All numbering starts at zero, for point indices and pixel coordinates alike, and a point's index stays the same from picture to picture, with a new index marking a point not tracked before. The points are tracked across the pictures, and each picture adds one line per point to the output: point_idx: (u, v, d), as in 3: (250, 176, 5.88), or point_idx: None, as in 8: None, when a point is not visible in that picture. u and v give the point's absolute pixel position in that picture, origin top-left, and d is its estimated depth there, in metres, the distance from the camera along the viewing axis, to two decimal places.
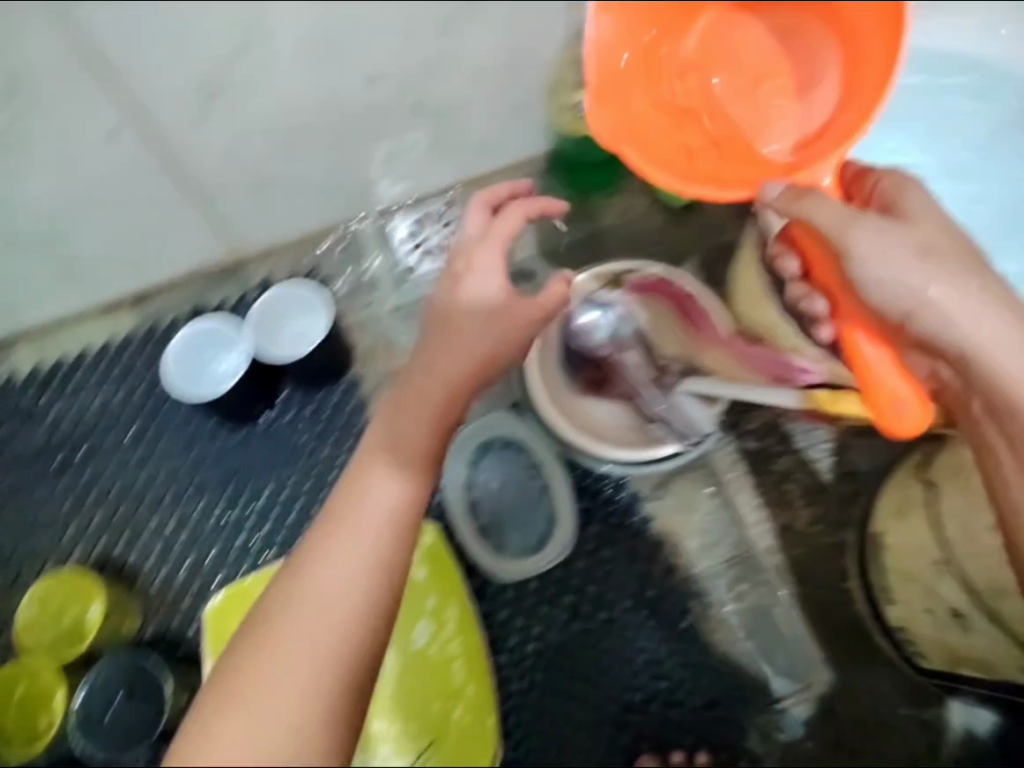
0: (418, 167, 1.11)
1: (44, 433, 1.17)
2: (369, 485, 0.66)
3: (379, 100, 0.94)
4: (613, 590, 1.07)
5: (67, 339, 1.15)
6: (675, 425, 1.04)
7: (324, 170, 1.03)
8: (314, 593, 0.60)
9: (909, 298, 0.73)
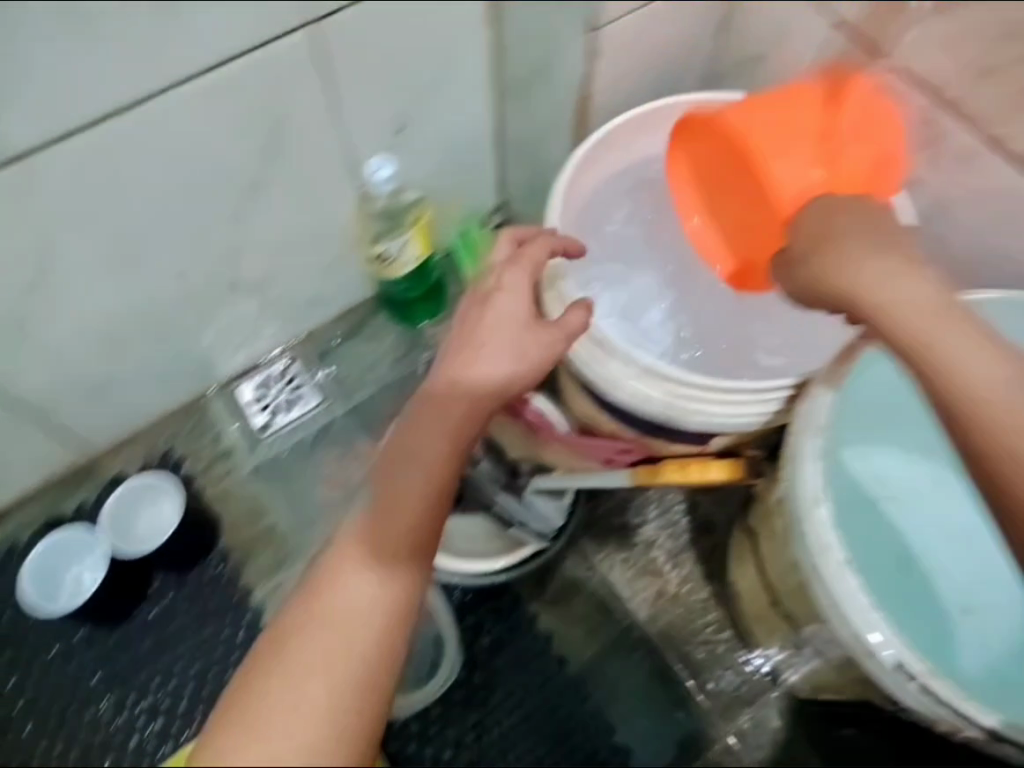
0: (241, 339, 1.25)
1: None
2: (389, 501, 0.62)
3: (177, 298, 1.10)
4: (508, 696, 1.10)
5: None
6: (532, 524, 1.09)
7: (145, 369, 1.18)
8: (328, 606, 0.56)
9: (891, 302, 0.61)
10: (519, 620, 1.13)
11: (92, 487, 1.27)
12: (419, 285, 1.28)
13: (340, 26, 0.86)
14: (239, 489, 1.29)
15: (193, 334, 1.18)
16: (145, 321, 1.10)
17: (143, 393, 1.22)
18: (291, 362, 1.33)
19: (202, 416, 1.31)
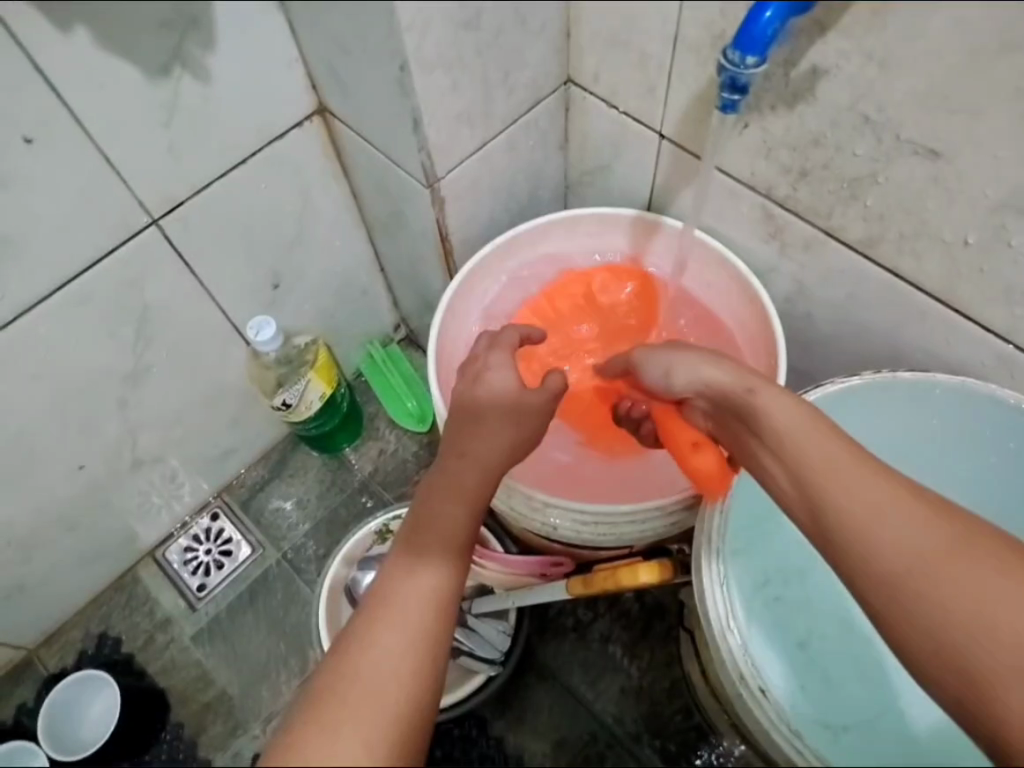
0: (157, 505, 1.24)
1: None
2: (416, 557, 0.62)
3: (81, 488, 1.09)
4: None
5: None
6: (480, 652, 1.05)
7: (64, 558, 1.16)
8: (365, 660, 0.55)
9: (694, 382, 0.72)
10: (487, 742, 1.11)
11: (29, 687, 1.22)
12: (329, 419, 1.27)
13: (185, 218, 0.90)
14: (183, 659, 1.25)
15: (106, 518, 1.17)
16: (54, 520, 1.09)
17: (64, 583, 1.19)
18: (217, 516, 1.32)
19: (132, 591, 1.28)
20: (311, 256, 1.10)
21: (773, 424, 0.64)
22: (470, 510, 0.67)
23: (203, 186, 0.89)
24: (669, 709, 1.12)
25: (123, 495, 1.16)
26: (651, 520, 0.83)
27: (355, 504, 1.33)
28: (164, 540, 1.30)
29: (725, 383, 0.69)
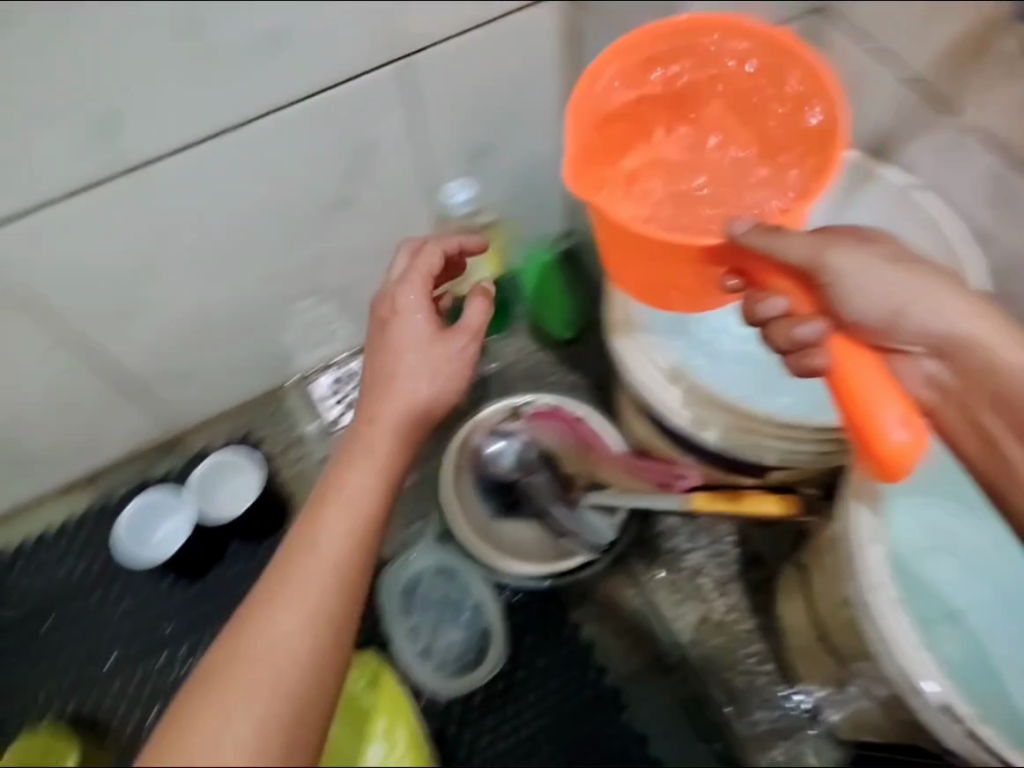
0: (320, 336, 1.34)
1: (17, 607, 1.29)
2: (307, 576, 0.66)
3: (268, 292, 1.19)
4: (540, 694, 1.14)
5: (32, 521, 1.31)
6: (583, 536, 1.12)
7: (235, 356, 1.28)
8: (233, 681, 0.60)
9: (886, 301, 0.70)
10: (563, 628, 1.17)
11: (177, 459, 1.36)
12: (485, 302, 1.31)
13: (431, 60, 0.97)
14: (304, 480, 1.36)
15: (271, 332, 1.27)
16: (233, 317, 1.20)
17: (227, 379, 1.31)
18: (360, 364, 1.40)
19: (273, 408, 1.39)
20: (513, 137, 1.14)
21: (986, 463, 0.77)
22: (358, 528, 0.70)
23: (454, 36, 0.96)
24: (744, 649, 1.13)
25: (292, 315, 1.26)
26: (804, 442, 0.91)
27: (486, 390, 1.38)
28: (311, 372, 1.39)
29: (976, 340, 0.71)
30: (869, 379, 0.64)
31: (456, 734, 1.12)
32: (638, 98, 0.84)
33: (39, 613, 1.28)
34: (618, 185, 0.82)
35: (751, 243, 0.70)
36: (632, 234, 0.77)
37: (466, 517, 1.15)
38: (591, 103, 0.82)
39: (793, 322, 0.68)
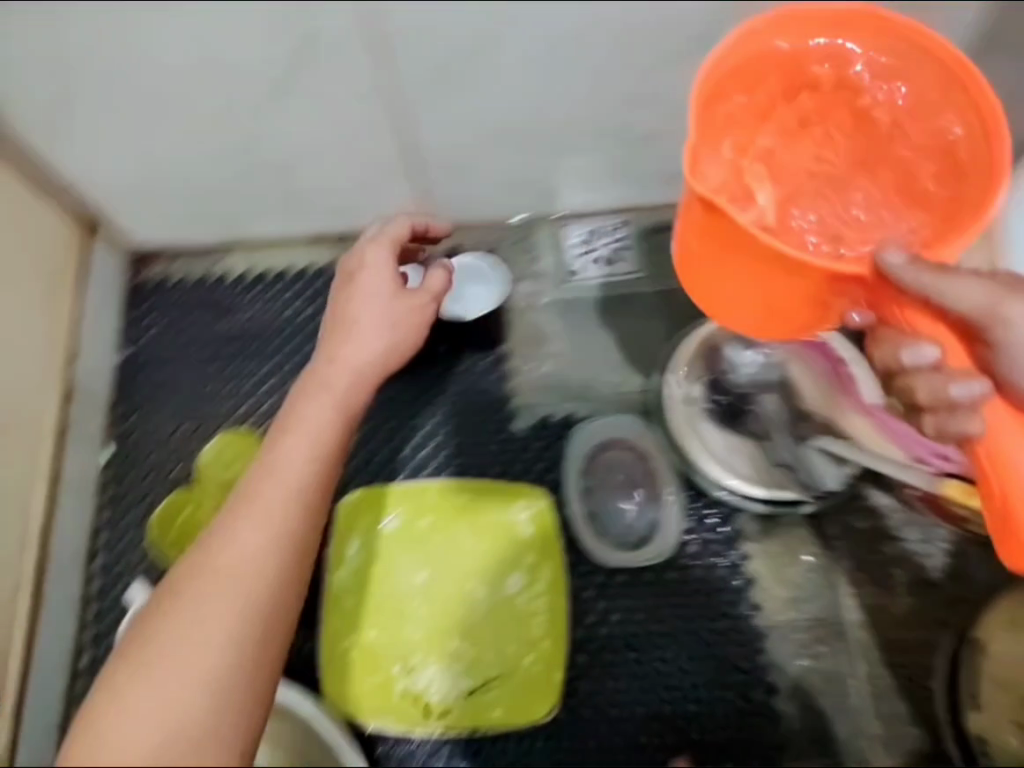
0: (603, 187, 1.16)
1: (239, 325, 1.25)
2: (263, 499, 0.67)
3: (598, 119, 1.01)
4: (681, 596, 1.09)
5: (274, 254, 1.27)
6: (797, 473, 1.06)
7: (516, 172, 1.12)
8: (207, 585, 0.62)
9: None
10: (730, 554, 1.10)
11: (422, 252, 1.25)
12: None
13: None
14: (534, 321, 1.21)
15: (566, 159, 1.09)
16: (553, 119, 1.02)
17: (500, 192, 1.15)
18: (623, 227, 1.20)
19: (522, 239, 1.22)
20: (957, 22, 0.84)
21: None
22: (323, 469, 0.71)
23: None
24: (903, 654, 1.07)
25: (594, 154, 1.09)
26: None
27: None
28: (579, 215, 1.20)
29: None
30: (1016, 443, 0.63)
31: (588, 605, 1.08)
32: (773, 99, 0.67)
33: (260, 338, 1.24)
34: (749, 204, 0.65)
35: (914, 285, 0.58)
36: (779, 288, 0.66)
37: (682, 421, 1.09)
38: (720, 79, 0.65)
39: (948, 377, 0.62)
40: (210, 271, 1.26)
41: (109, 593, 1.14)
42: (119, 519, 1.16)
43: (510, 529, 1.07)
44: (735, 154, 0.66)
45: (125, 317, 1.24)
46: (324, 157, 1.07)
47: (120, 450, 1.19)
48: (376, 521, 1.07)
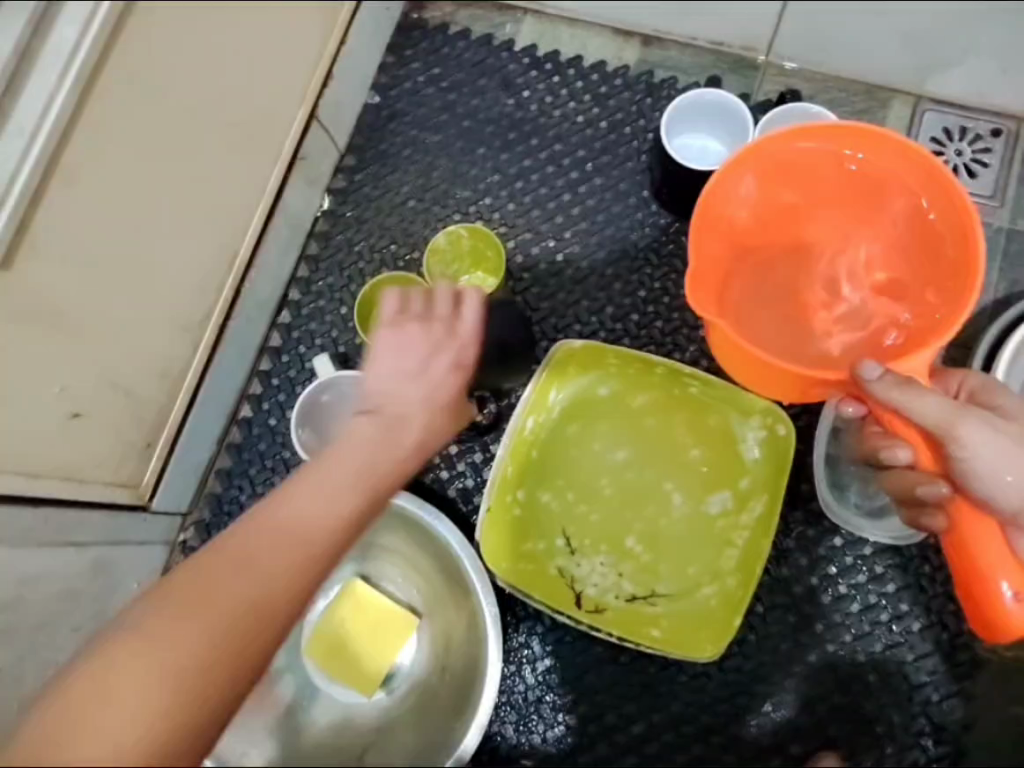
0: None
1: (508, 105, 1.06)
2: (287, 520, 0.58)
3: None
4: (894, 589, 0.91)
5: (572, 36, 1.07)
6: None
7: None
8: (204, 594, 0.53)
9: (942, 417, 0.66)
10: None
11: (736, 87, 1.04)
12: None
13: None
14: None
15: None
16: None
17: None
18: (995, 136, 0.98)
19: (873, 112, 1.01)
20: None
21: None
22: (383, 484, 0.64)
23: None
24: None
25: None
26: None
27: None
28: (952, 104, 0.99)
29: None
30: (984, 542, 0.72)
31: (785, 555, 0.93)
32: (811, 187, 0.75)
33: (528, 126, 1.05)
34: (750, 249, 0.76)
35: (888, 401, 0.65)
36: (757, 320, 0.74)
37: None
38: (769, 166, 0.74)
39: (920, 478, 0.72)
40: (498, 31, 1.08)
41: (287, 356, 0.99)
42: (313, 278, 1.02)
43: (734, 442, 0.90)
44: (769, 218, 0.76)
45: (386, 56, 1.08)
46: None
47: (340, 202, 1.04)
48: (586, 379, 0.93)
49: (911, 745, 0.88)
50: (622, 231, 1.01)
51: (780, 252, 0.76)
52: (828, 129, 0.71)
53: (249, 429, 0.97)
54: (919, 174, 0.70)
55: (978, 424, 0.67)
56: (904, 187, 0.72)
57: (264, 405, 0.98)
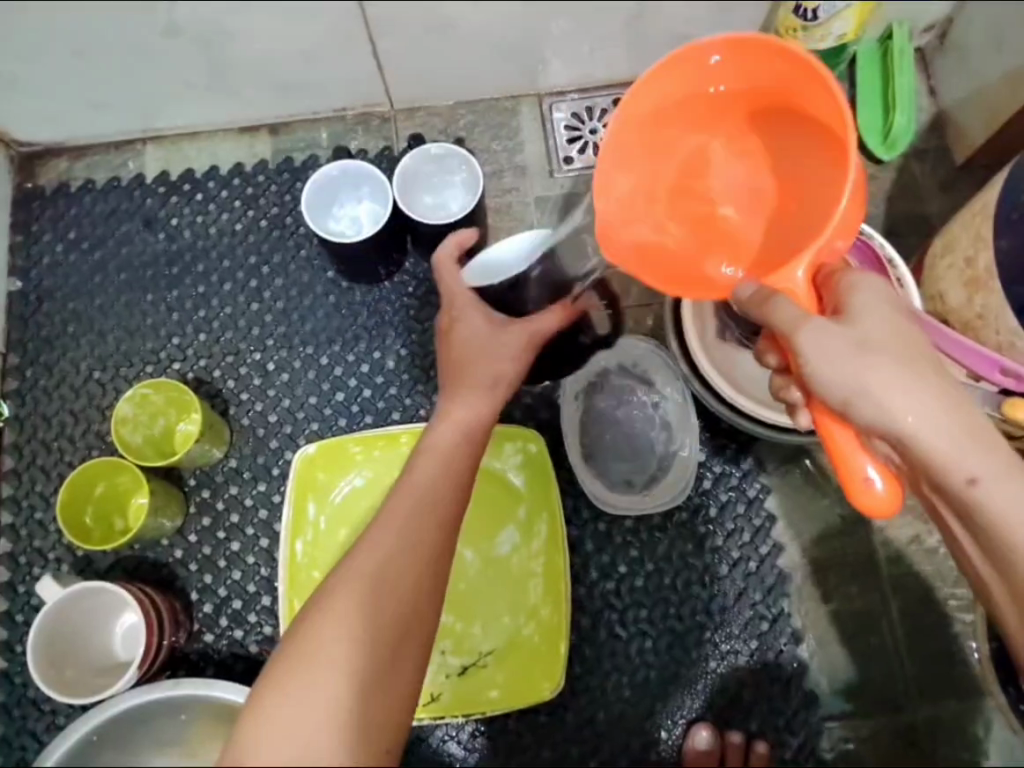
0: (588, 56, 0.99)
1: (160, 239, 1.02)
2: (406, 498, 0.61)
3: None
4: (695, 543, 0.93)
5: (198, 151, 1.04)
6: None
7: (488, 39, 0.94)
8: (353, 568, 0.54)
9: (794, 323, 0.56)
10: (749, 488, 0.94)
11: (374, 142, 1.04)
12: None
13: None
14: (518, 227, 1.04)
15: (550, 18, 0.91)
16: None
17: (470, 64, 0.98)
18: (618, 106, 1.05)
19: (504, 122, 1.06)
20: None
21: None
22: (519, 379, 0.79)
23: None
24: (938, 589, 0.93)
25: (577, 25, 0.93)
26: None
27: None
28: (564, 91, 1.05)
29: (938, 449, 0.56)
30: (847, 437, 0.57)
31: (589, 558, 0.93)
32: (684, 100, 0.65)
33: (188, 253, 1.01)
34: (648, 170, 0.67)
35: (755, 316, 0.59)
36: (665, 246, 0.67)
37: (701, 337, 0.88)
38: (643, 100, 0.64)
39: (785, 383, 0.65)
40: (120, 173, 1.03)
41: (22, 586, 0.93)
42: (27, 491, 0.95)
43: (498, 477, 0.91)
44: (654, 138, 0.66)
45: (15, 236, 1.01)
46: (233, 33, 0.85)
47: (20, 404, 0.97)
48: (337, 482, 0.91)
49: (760, 679, 0.90)
50: (319, 318, 0.99)
51: (685, 170, 0.68)
52: (689, 50, 0.61)
53: (11, 684, 0.91)
54: (764, 66, 0.61)
55: (825, 327, 0.56)
56: (778, 69, 0.61)
57: (20, 643, 0.91)
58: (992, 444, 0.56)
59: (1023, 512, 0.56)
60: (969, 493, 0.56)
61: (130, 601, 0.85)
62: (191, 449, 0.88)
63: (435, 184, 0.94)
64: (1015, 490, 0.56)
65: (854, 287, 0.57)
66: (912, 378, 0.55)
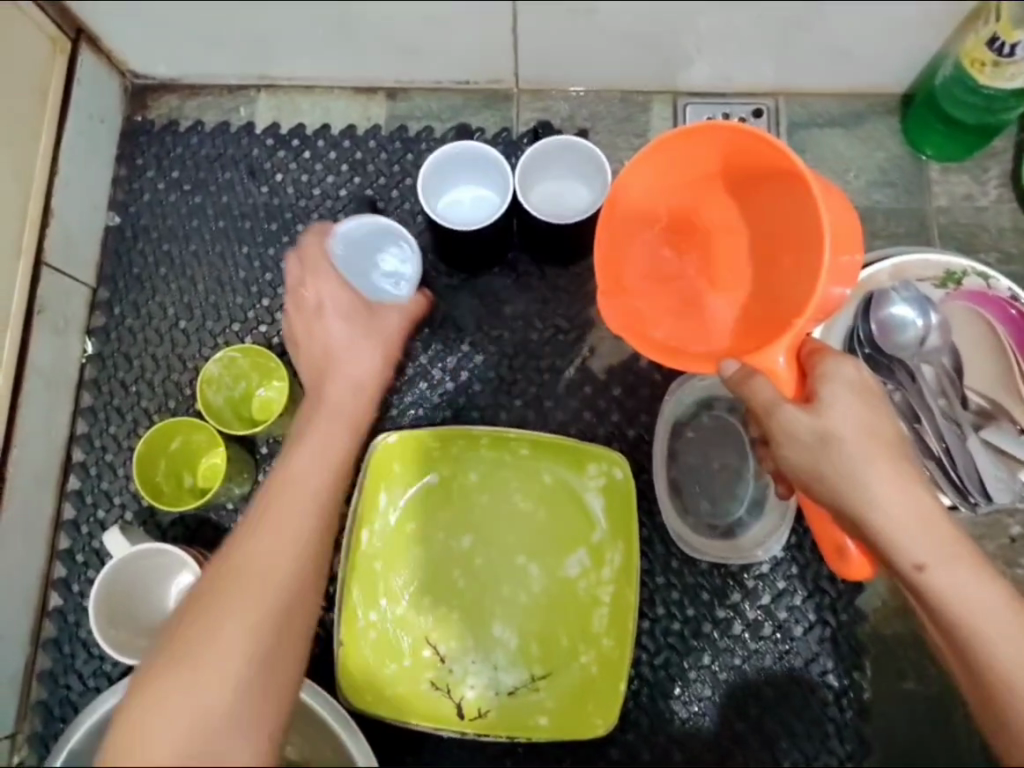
0: (735, 60, 0.91)
1: (263, 193, 0.98)
2: (294, 486, 0.65)
3: None
4: (770, 598, 0.88)
5: (312, 106, 0.99)
6: (958, 474, 0.80)
7: (632, 29, 0.87)
8: (240, 565, 0.60)
9: (767, 405, 0.62)
10: None
11: (494, 121, 0.99)
12: (978, 112, 0.89)
13: None
14: None
15: (705, 16, 0.84)
16: None
17: (608, 52, 0.91)
18: (757, 117, 0.98)
19: (632, 117, 0.99)
20: None
21: None
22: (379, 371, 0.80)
23: None
24: None
25: (732, 25, 0.85)
26: None
27: (901, 232, 0.97)
28: (701, 93, 0.98)
29: (890, 536, 0.60)
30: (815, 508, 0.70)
31: (657, 594, 0.89)
32: (675, 180, 0.71)
33: (288, 211, 0.97)
34: (647, 243, 0.74)
35: (734, 394, 0.65)
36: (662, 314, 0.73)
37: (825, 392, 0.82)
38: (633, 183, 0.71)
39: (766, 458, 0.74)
40: (230, 118, 0.99)
41: (86, 526, 0.92)
42: (102, 431, 0.94)
43: (577, 497, 0.87)
44: (651, 215, 0.73)
45: (118, 167, 0.99)
46: None
47: (104, 342, 0.95)
48: (410, 474, 0.88)
49: (817, 748, 0.86)
50: None
51: (680, 240, 0.74)
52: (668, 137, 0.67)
53: (64, 619, 0.90)
54: (747, 147, 0.66)
55: (795, 413, 0.61)
56: (745, 153, 0.66)
57: (77, 583, 0.91)
58: (943, 536, 0.60)
59: (974, 601, 0.59)
60: (915, 579, 0.59)
61: (190, 563, 0.83)
62: (272, 420, 0.86)
63: (554, 177, 0.89)
64: (962, 574, 0.59)
65: (826, 374, 0.62)
66: (874, 469, 0.60)
